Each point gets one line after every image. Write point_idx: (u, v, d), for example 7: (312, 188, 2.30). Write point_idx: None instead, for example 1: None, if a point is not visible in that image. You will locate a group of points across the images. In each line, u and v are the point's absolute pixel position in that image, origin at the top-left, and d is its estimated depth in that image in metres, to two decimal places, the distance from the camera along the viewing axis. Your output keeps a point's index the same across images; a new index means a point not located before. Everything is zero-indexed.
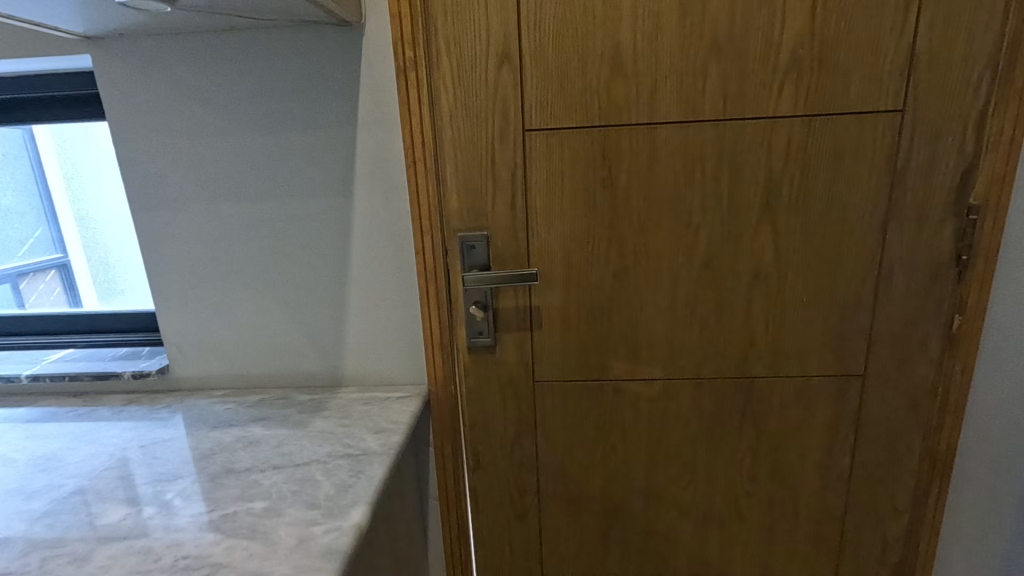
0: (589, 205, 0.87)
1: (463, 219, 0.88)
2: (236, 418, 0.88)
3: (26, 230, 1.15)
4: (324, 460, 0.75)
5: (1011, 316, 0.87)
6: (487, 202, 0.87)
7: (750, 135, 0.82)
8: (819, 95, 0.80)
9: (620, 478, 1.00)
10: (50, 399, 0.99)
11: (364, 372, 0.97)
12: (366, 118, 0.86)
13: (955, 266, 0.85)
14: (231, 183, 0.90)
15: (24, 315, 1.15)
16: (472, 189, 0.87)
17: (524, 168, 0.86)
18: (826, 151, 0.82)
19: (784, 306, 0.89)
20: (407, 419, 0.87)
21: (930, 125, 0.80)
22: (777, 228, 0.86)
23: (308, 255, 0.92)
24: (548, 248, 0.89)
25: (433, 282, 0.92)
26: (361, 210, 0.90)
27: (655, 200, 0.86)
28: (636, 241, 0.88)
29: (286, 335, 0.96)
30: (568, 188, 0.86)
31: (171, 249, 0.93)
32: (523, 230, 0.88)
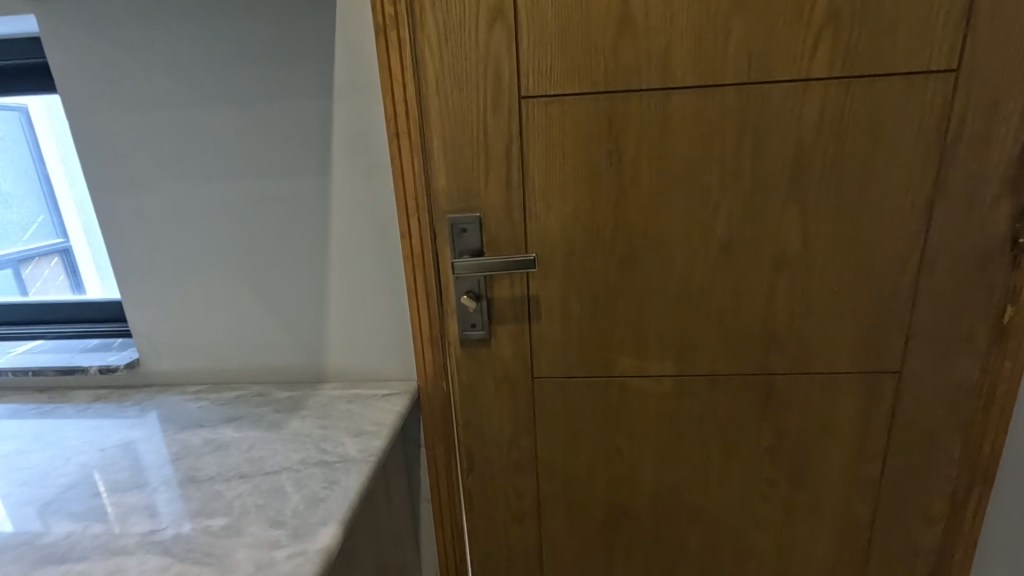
0: (593, 183, 0.77)
1: (452, 198, 0.79)
2: (207, 417, 0.81)
3: (28, 214, 1.07)
4: (297, 468, 0.68)
5: None
6: (479, 180, 0.78)
7: (779, 101, 0.72)
8: (859, 54, 0.69)
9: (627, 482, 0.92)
10: (14, 394, 0.93)
11: (349, 366, 0.89)
12: (344, 85, 0.77)
13: (1009, 250, 0.75)
14: (198, 160, 0.82)
15: (29, 303, 1.08)
16: (463, 165, 0.78)
17: (520, 142, 0.76)
18: (866, 120, 0.71)
19: (812, 295, 0.80)
20: (392, 419, 0.79)
21: (988, 87, 0.69)
22: (806, 208, 0.76)
23: (285, 238, 0.84)
24: (548, 231, 0.80)
25: (421, 268, 0.83)
26: (342, 188, 0.81)
27: (668, 177, 0.76)
28: (647, 223, 0.79)
29: (262, 326, 0.88)
30: (571, 164, 0.76)
31: (135, 232, 0.85)
32: (519, 211, 0.79)
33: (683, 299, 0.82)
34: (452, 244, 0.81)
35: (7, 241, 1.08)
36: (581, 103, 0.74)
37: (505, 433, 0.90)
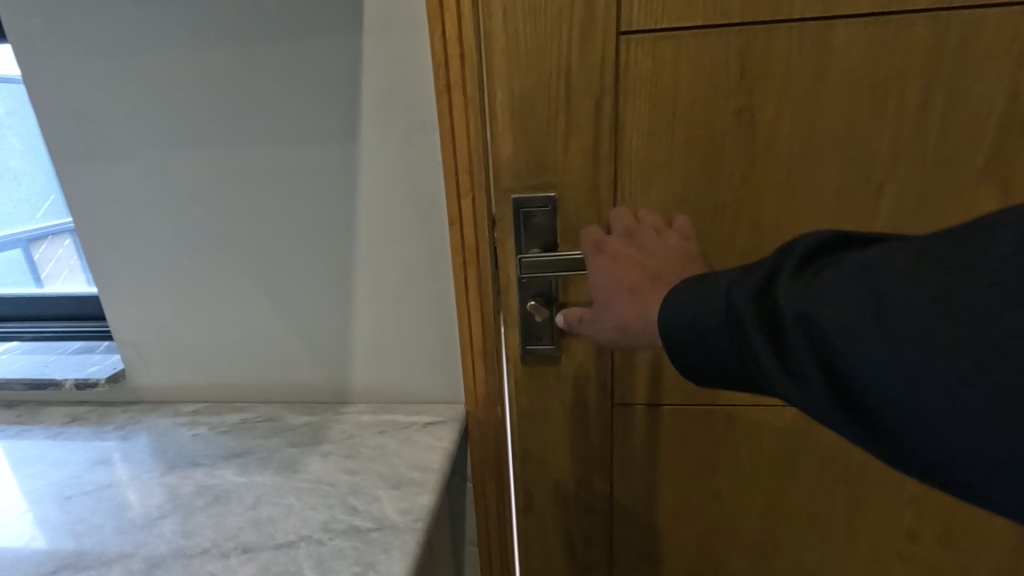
0: (711, 154, 0.58)
1: (521, 172, 0.61)
2: (203, 451, 0.64)
3: (40, 189, 0.94)
4: (319, 539, 0.51)
5: None
6: (556, 149, 0.59)
7: (990, 39, 0.51)
8: None
9: (725, 532, 0.74)
10: None
11: (381, 384, 0.71)
12: (378, 16, 0.57)
13: None
14: (189, 122, 0.63)
15: (43, 297, 0.90)
16: (537, 129, 0.59)
17: (615, 98, 0.57)
18: None
19: None
20: (438, 462, 0.61)
21: None
22: (1007, 190, 0.55)
23: (300, 223, 0.65)
24: (646, 218, 0.60)
25: (475, 264, 0.64)
26: (374, 157, 0.62)
27: (816, 144, 0.56)
28: (780, 209, 0.59)
29: (272, 335, 0.70)
30: (683, 127, 0.57)
31: (114, 214, 0.67)
32: (608, 189, 0.60)
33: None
34: (516, 235, 0.63)
35: (21, 220, 0.95)
36: (705, 42, 0.54)
37: (573, 469, 0.72)
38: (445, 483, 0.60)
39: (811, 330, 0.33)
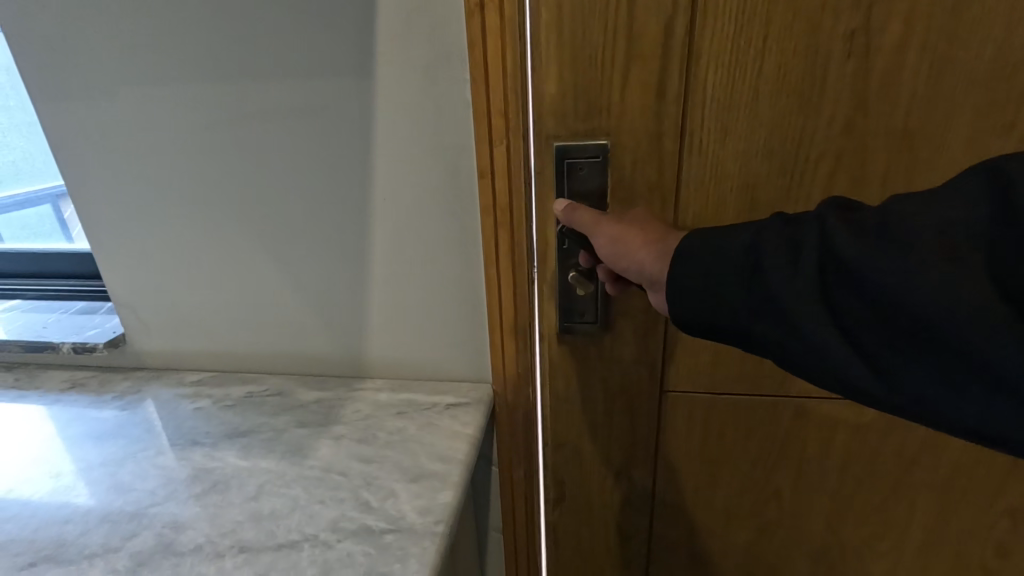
0: (808, 95, 0.46)
1: (568, 115, 0.49)
2: (205, 428, 0.58)
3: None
4: (325, 542, 0.45)
5: None
6: (614, 88, 0.48)
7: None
8: None
9: (777, 536, 0.66)
10: None
11: (400, 359, 0.63)
12: None
13: None
14: (176, 53, 0.53)
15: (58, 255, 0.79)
16: (589, 61, 0.47)
17: (691, 22, 0.45)
18: None
19: None
20: (462, 452, 0.54)
21: None
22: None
23: (308, 175, 0.56)
24: (720, 174, 0.50)
25: (508, 225, 0.54)
26: (391, 93, 0.52)
27: (948, 79, 0.45)
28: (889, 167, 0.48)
29: (279, 302, 0.62)
30: (777, 60, 0.46)
31: (102, 163, 0.59)
32: (675, 136, 0.49)
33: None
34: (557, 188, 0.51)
35: (51, 176, 0.80)
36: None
37: (612, 466, 0.64)
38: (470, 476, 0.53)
39: (816, 235, 0.35)
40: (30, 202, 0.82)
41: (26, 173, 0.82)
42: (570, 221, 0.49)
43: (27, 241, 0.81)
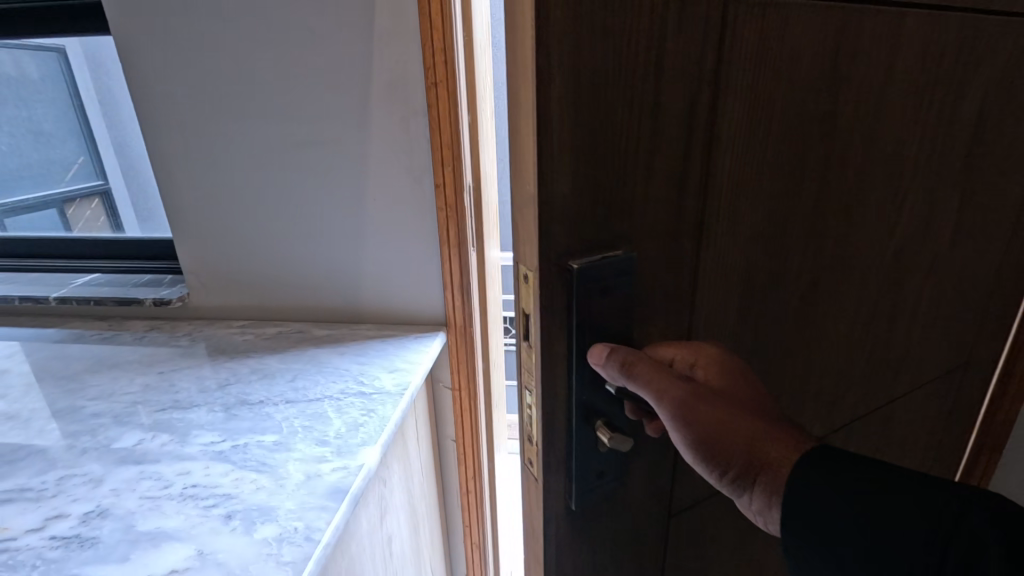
0: (805, 185, 0.39)
1: (568, 220, 0.32)
2: (254, 349, 0.88)
3: (68, 153, 1.20)
4: (337, 397, 0.73)
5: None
6: (631, 162, 0.32)
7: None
8: None
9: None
10: (78, 321, 1.02)
11: (384, 307, 0.95)
12: (384, 32, 0.79)
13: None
14: (245, 108, 0.85)
15: (78, 239, 1.19)
16: (608, 130, 0.30)
17: (719, 90, 0.33)
18: None
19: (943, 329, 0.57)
20: (424, 360, 0.84)
21: None
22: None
23: (327, 184, 0.88)
24: (728, 285, 0.39)
25: (454, 218, 0.87)
26: (381, 134, 0.84)
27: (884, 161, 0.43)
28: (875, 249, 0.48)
29: (305, 267, 0.95)
30: (790, 152, 0.37)
31: (189, 176, 0.90)
32: (685, 237, 0.36)
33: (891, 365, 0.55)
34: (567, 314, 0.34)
35: (49, 183, 1.22)
36: (826, 16, 0.34)
37: None
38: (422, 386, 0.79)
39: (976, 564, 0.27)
40: (36, 206, 1.22)
41: (32, 184, 1.22)
42: (606, 377, 0.35)
43: (84, 235, 1.20)
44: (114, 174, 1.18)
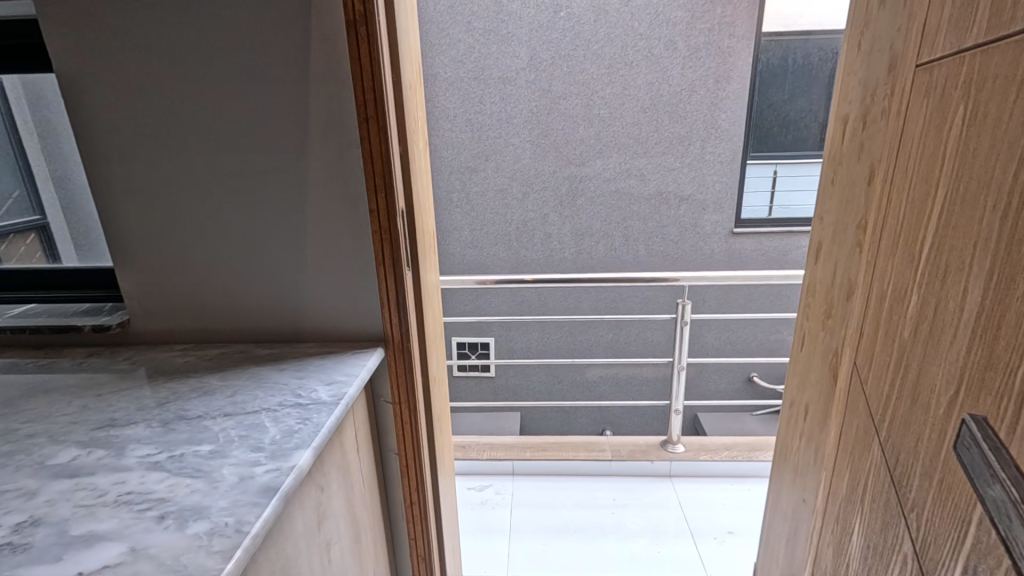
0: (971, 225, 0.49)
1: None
2: (195, 369, 0.91)
3: (4, 186, 1.18)
4: (274, 408, 0.77)
5: (849, 272, 0.99)
6: None
7: (913, 110, 0.67)
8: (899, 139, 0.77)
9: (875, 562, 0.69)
10: (11, 350, 1.02)
11: (325, 326, 1.01)
12: (318, 73, 0.86)
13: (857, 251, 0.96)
14: (188, 141, 0.90)
15: (11, 269, 1.20)
16: None
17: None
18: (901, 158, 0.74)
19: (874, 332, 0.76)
20: (361, 372, 0.89)
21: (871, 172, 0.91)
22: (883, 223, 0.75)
23: (269, 211, 0.94)
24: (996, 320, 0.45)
25: (390, 240, 0.94)
26: (317, 164, 0.91)
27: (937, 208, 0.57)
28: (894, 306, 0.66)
29: (247, 290, 0.99)
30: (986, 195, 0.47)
31: (131, 205, 0.94)
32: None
33: (886, 404, 0.67)
34: None
35: None
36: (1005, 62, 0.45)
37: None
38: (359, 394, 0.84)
39: None
40: None
41: None
42: None
43: (18, 266, 1.20)
44: (52, 208, 1.16)
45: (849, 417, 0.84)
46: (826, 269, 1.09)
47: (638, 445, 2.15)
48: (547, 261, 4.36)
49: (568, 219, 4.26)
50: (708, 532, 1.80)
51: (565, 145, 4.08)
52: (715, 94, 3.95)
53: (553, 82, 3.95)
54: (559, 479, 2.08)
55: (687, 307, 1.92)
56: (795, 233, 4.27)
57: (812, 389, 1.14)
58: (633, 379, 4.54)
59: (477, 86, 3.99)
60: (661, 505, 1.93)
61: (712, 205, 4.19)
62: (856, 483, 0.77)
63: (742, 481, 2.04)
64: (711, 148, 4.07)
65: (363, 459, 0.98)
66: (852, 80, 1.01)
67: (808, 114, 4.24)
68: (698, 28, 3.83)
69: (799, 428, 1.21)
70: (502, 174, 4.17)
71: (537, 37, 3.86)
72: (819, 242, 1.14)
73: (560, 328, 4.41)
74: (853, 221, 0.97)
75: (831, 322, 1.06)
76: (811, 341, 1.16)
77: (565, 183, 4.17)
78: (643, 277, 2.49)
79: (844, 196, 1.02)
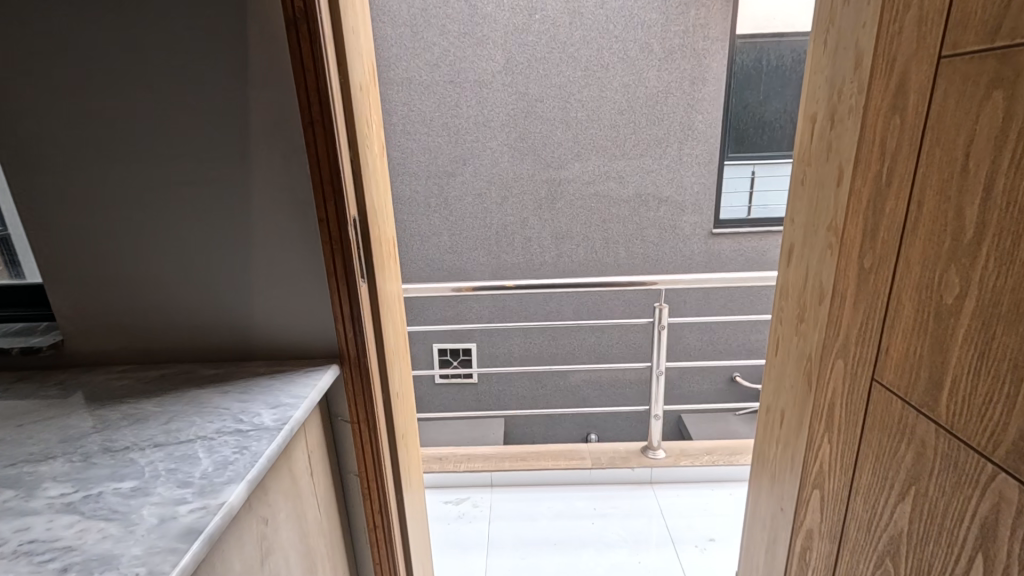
0: None
1: None
2: (130, 394, 0.85)
3: None
4: (210, 436, 0.71)
5: (816, 276, 0.98)
6: None
7: (953, 104, 0.62)
8: (881, 139, 0.75)
9: None
10: None
11: (276, 344, 0.95)
12: (259, 75, 0.81)
13: (825, 257, 0.94)
14: (120, 150, 0.84)
15: None
16: None
17: None
18: (893, 161, 0.72)
19: (898, 345, 0.72)
20: (310, 393, 0.83)
21: (838, 174, 0.90)
22: (905, 228, 0.69)
23: (213, 222, 0.88)
24: None
25: (342, 250, 0.88)
26: (261, 172, 0.86)
27: None
28: (984, 320, 0.58)
29: (191, 307, 0.93)
30: None
31: (60, 218, 0.88)
32: None
33: (985, 426, 0.59)
34: None
35: None
36: None
37: None
38: (306, 417, 0.79)
39: None
40: None
41: None
42: None
43: None
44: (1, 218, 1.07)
45: (880, 441, 0.77)
46: (799, 273, 1.06)
47: (619, 452, 2.11)
48: (528, 265, 4.32)
49: (547, 222, 4.23)
50: (689, 538, 1.77)
51: (543, 148, 4.06)
52: (691, 95, 3.96)
53: (529, 86, 3.93)
54: (539, 489, 2.03)
55: (664, 311, 1.89)
56: (773, 233, 4.29)
57: (787, 396, 1.12)
58: (616, 382, 4.52)
59: (453, 89, 3.94)
60: (642, 514, 1.89)
61: (691, 206, 4.19)
62: (922, 515, 0.69)
63: (724, 485, 2.01)
64: (689, 150, 4.08)
65: (318, 482, 0.92)
66: (818, 78, 0.98)
67: (783, 115, 4.28)
68: (672, 30, 3.84)
69: (775, 434, 1.18)
70: (480, 178, 4.12)
71: (513, 40, 3.83)
72: (789, 247, 1.11)
73: (542, 332, 4.37)
74: (823, 222, 0.95)
75: (804, 326, 1.03)
76: (784, 346, 1.13)
77: (544, 187, 4.15)
78: (622, 282, 2.46)
79: (814, 197, 0.99)
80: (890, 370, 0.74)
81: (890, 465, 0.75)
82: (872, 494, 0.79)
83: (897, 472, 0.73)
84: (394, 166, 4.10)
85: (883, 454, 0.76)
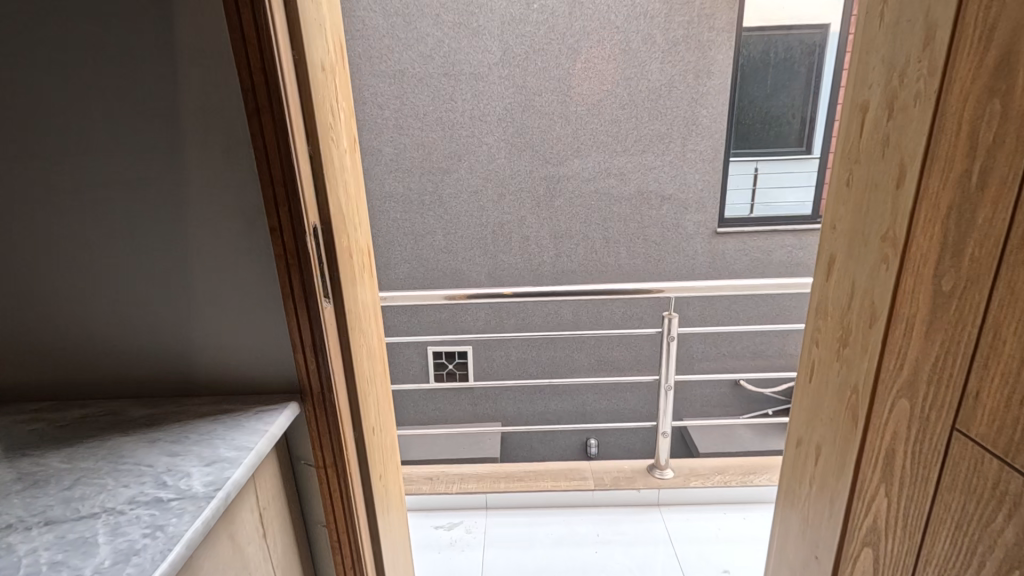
0: None
1: None
2: (37, 443, 0.69)
3: None
4: (119, 510, 0.56)
5: (867, 295, 0.83)
6: None
7: None
8: (974, 136, 0.60)
9: None
10: None
11: (223, 376, 0.79)
12: (191, 49, 0.65)
13: (880, 274, 0.79)
14: (21, 142, 0.68)
15: None
16: None
17: None
18: (995, 163, 0.58)
19: (999, 393, 0.58)
20: (258, 443, 0.68)
21: (897, 176, 0.75)
22: (1010, 247, 0.56)
23: (141, 231, 0.72)
24: None
25: (298, 266, 0.73)
26: (198, 171, 0.70)
27: None
28: None
29: (120, 333, 0.77)
30: None
31: None
32: None
33: None
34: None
35: None
36: None
37: None
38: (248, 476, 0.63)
39: None
40: None
41: None
42: None
43: None
44: None
45: (962, 505, 0.63)
46: (841, 290, 0.91)
47: (623, 472, 1.96)
48: (525, 266, 4.17)
49: (546, 221, 4.07)
50: (703, 571, 1.61)
51: (541, 144, 3.90)
52: (695, 89, 3.80)
53: (527, 79, 3.76)
54: (537, 513, 1.88)
55: (674, 321, 1.74)
56: (779, 232, 4.15)
57: (824, 429, 0.97)
58: (617, 386, 4.37)
59: (447, 82, 3.77)
60: (649, 541, 1.74)
61: (694, 205, 4.04)
62: None
63: (736, 508, 1.87)
64: (693, 146, 3.92)
65: (275, 543, 0.77)
66: (869, 59, 0.82)
67: (790, 110, 4.12)
68: (677, 21, 3.67)
69: (807, 472, 1.03)
70: (476, 175, 3.96)
71: (510, 30, 3.66)
72: (826, 260, 0.96)
73: (540, 334, 4.22)
74: (875, 232, 0.80)
75: (848, 351, 0.89)
76: (820, 371, 0.98)
77: (542, 184, 3.98)
78: (625, 288, 2.30)
79: (861, 201, 0.84)
80: (983, 422, 0.60)
81: (979, 537, 0.61)
82: (949, 569, 0.65)
83: (990, 548, 0.60)
84: (386, 162, 3.93)
85: (967, 522, 0.62)
